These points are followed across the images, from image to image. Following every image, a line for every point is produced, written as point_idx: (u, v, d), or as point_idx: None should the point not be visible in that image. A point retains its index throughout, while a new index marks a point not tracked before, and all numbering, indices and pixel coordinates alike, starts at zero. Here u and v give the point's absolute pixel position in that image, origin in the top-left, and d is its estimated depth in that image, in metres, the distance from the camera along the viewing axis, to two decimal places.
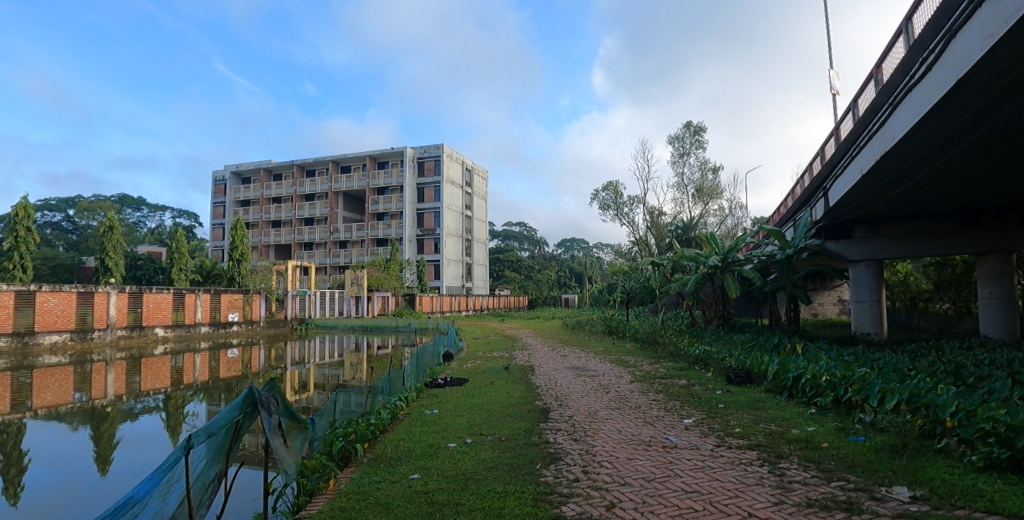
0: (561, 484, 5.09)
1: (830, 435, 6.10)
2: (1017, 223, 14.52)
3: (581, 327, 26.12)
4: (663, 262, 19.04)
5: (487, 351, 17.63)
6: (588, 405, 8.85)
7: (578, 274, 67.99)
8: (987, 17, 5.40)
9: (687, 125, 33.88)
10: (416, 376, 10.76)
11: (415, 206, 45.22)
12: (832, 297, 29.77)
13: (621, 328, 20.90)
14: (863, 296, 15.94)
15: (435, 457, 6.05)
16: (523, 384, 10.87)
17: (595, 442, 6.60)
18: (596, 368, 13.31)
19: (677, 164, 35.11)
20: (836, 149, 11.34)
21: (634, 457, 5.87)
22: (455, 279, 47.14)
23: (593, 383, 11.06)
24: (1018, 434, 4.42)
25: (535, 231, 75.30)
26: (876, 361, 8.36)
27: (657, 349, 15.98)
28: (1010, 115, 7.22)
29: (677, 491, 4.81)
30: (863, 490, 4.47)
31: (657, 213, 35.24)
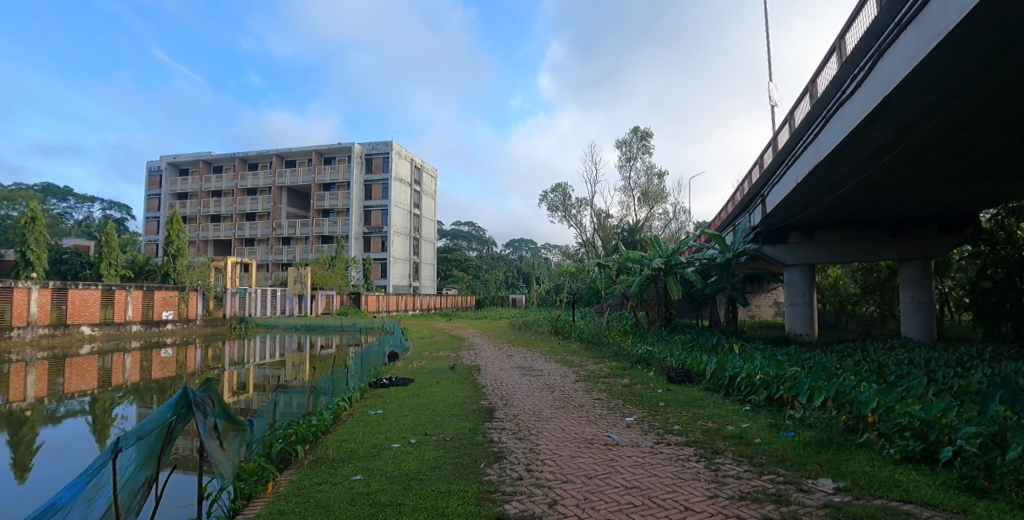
0: (505, 482, 5.06)
1: (763, 430, 6.41)
2: (935, 233, 15.74)
3: (529, 327, 26.30)
4: (609, 263, 19.52)
5: (433, 350, 17.50)
6: (533, 404, 8.91)
7: (527, 275, 68.33)
8: (911, 40, 5.85)
9: (634, 130, 34.80)
10: (361, 376, 10.46)
11: (362, 203, 44.02)
12: (768, 299, 31.44)
13: (567, 329, 21.22)
14: (797, 299, 17.08)
15: (378, 457, 5.89)
16: (469, 384, 10.77)
17: (539, 441, 6.61)
18: (543, 368, 13.39)
19: (624, 168, 36.00)
20: (774, 158, 11.99)
21: (577, 455, 5.93)
22: (402, 278, 46.29)
23: (539, 383, 11.08)
24: (930, 428, 4.76)
25: (484, 231, 75.33)
26: (807, 360, 8.85)
27: (601, 349, 16.32)
28: (931, 130, 7.81)
29: (617, 487, 4.89)
30: (791, 482, 4.71)
31: (605, 215, 36.08)
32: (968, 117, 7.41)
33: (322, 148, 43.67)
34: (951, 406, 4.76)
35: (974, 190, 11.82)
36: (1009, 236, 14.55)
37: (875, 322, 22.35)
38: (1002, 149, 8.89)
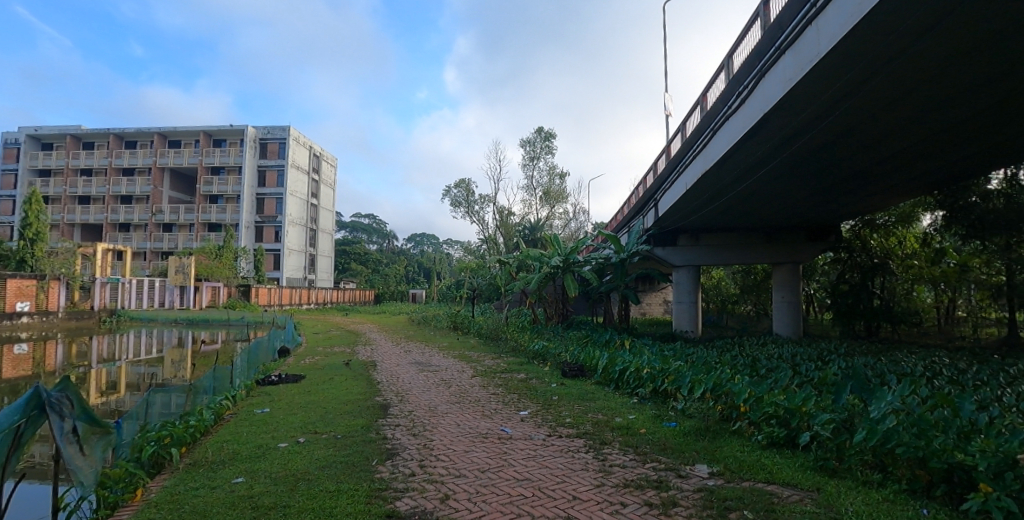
0: (397, 479, 4.86)
1: (648, 421, 6.81)
2: (804, 239, 17.51)
3: (428, 322, 25.89)
4: (510, 260, 19.80)
5: (327, 346, 16.54)
6: (429, 400, 8.73)
7: (428, 270, 67.26)
8: (788, 64, 6.55)
9: (538, 130, 35.66)
10: (247, 373, 9.55)
11: (255, 190, 40.60)
12: (658, 298, 33.86)
13: (466, 324, 21.18)
14: (684, 298, 18.53)
15: (263, 458, 5.39)
16: (364, 380, 10.30)
17: (434, 436, 6.45)
18: (441, 363, 13.20)
19: (527, 167, 36.75)
20: (668, 165, 12.87)
21: (470, 450, 5.88)
22: (297, 270, 43.28)
23: (436, 378, 10.87)
24: (792, 415, 5.30)
25: (385, 225, 73.04)
26: (689, 355, 9.57)
27: (499, 344, 16.50)
28: (800, 148, 8.80)
29: (510, 480, 4.91)
30: (671, 469, 5.03)
31: (507, 213, 36.60)
32: (829, 139, 8.42)
33: (211, 128, 39.64)
34: (810, 395, 5.29)
35: (830, 203, 13.54)
36: (865, 245, 16.64)
37: (750, 319, 24.89)
38: (854, 168, 10.22)
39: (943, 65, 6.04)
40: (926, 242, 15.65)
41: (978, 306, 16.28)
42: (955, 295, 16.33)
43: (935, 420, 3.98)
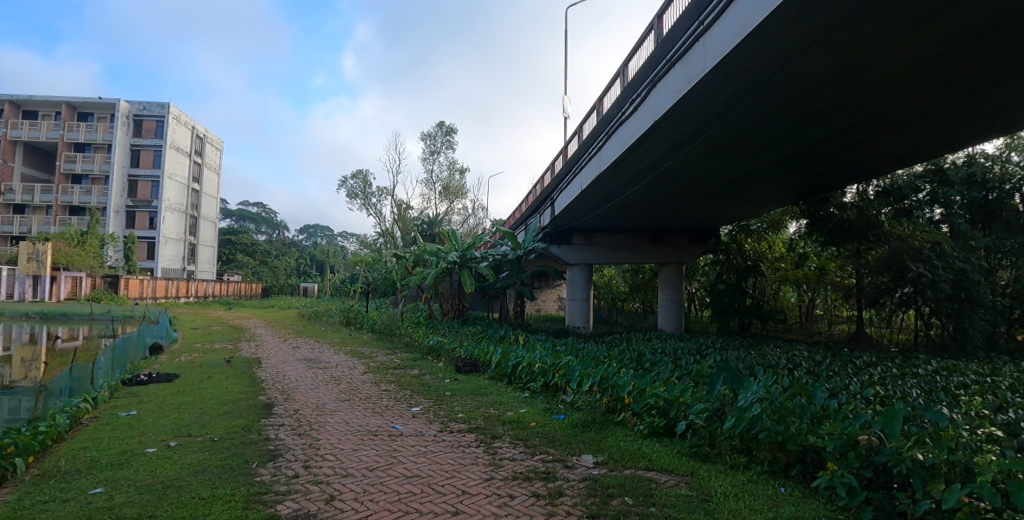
0: (279, 482, 4.48)
1: (538, 414, 6.98)
2: (687, 242, 19.08)
3: (319, 317, 24.40)
4: (406, 254, 19.28)
5: (207, 342, 14.93)
6: (317, 398, 8.20)
7: (321, 263, 63.51)
8: (677, 76, 7.08)
9: (439, 124, 35.21)
10: (111, 372, 8.26)
11: (127, 170, 35.56)
12: (553, 295, 35.10)
13: (359, 320, 20.28)
14: (576, 295, 19.23)
15: (126, 465, 4.68)
16: (247, 379, 9.41)
17: (320, 435, 6.06)
18: (331, 360, 12.46)
19: (427, 161, 36.10)
20: (565, 165, 13.32)
21: (358, 448, 5.59)
22: (176, 261, 38.37)
23: (325, 376, 10.27)
24: (671, 406, 5.72)
25: (276, 215, 67.79)
26: (579, 350, 9.98)
27: (393, 340, 16.00)
28: (684, 156, 9.56)
29: (398, 477, 4.74)
30: (558, 460, 5.18)
31: (405, 206, 35.67)
32: (709, 150, 9.25)
33: (75, 100, 34.61)
34: (687, 387, 5.75)
35: (709, 209, 14.88)
36: (740, 248, 18.30)
37: (637, 316, 26.67)
38: (730, 178, 11.30)
39: (803, 92, 6.87)
40: (792, 246, 17.94)
41: (832, 306, 19.22)
42: (814, 296, 18.59)
43: (793, 407, 4.47)
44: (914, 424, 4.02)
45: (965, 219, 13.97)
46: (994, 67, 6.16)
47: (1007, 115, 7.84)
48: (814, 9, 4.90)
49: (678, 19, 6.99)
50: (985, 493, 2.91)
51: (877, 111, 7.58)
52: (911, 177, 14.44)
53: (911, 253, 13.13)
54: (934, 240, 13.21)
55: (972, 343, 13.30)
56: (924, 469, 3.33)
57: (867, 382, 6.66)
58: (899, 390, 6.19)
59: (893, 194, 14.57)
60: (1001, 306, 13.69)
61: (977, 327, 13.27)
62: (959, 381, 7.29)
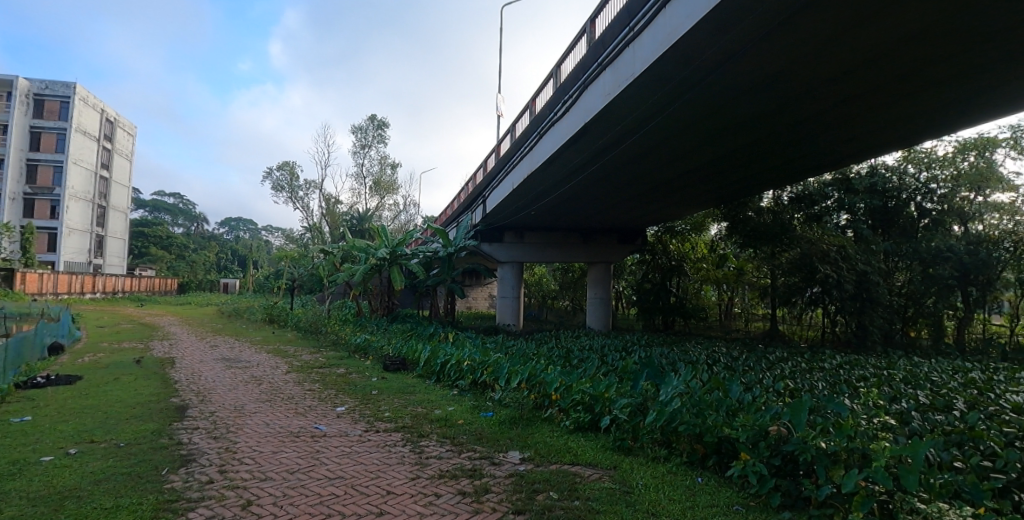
0: (191, 488, 4.13)
1: (466, 412, 6.93)
2: (615, 242, 19.75)
3: (239, 314, 22.93)
4: (334, 250, 18.53)
5: (113, 341, 13.60)
6: (236, 399, 7.66)
7: (244, 258, 59.69)
8: (608, 80, 7.28)
9: (371, 117, 34.15)
10: (3, 374, 7.27)
11: (25, 154, 31.93)
12: (484, 293, 35.14)
13: (283, 317, 19.24)
14: (507, 293, 19.33)
15: (14, 476, 4.13)
16: (159, 379, 8.65)
17: (238, 438, 5.66)
18: (252, 359, 11.73)
19: (357, 154, 34.90)
20: (497, 163, 13.34)
21: (279, 451, 5.28)
22: (81, 256, 34.68)
23: (245, 375, 9.64)
24: (596, 401, 5.87)
25: (195, 206, 63.01)
26: (508, 347, 10.04)
27: (318, 338, 15.33)
28: (613, 158, 9.86)
29: (320, 479, 4.52)
30: (485, 457, 5.17)
31: (334, 201, 34.31)
32: (636, 153, 9.60)
33: None
34: (611, 383, 5.93)
35: (636, 210, 15.49)
36: (666, 249, 19.14)
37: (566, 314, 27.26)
38: (655, 181, 11.79)
39: (722, 101, 7.30)
40: (713, 248, 18.83)
41: (749, 304, 20.13)
42: (733, 295, 19.82)
43: (711, 401, 4.72)
44: (819, 415, 4.37)
45: (867, 225, 15.51)
46: (885, 88, 6.85)
47: (897, 132, 8.74)
48: (737, 20, 5.20)
49: (610, 25, 7.19)
50: (879, 477, 3.19)
51: (788, 123, 8.21)
52: (820, 185, 15.97)
53: (819, 256, 14.32)
54: (840, 244, 14.55)
55: (871, 339, 14.50)
56: (828, 456, 3.62)
57: (779, 376, 7.17)
58: (807, 383, 6.69)
59: (805, 200, 16.03)
60: (897, 304, 15.06)
61: (876, 324, 14.46)
62: (859, 373, 8.00)
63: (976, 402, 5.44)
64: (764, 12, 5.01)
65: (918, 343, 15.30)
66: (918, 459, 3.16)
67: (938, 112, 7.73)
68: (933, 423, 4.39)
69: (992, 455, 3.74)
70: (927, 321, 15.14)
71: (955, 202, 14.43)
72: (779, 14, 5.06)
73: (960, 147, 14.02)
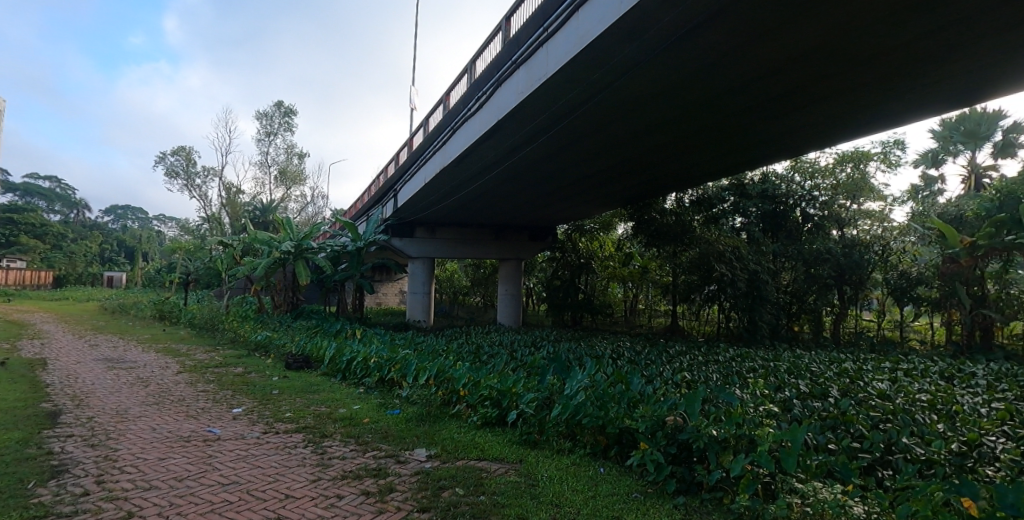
0: (61, 503, 3.63)
1: (372, 410, 6.69)
2: (526, 239, 20.12)
3: (121, 310, 20.52)
4: (234, 242, 17.15)
5: None
6: (117, 402, 6.83)
7: (132, 250, 53.54)
8: (521, 79, 7.38)
9: (277, 103, 31.89)
10: None
11: None
12: (395, 289, 34.27)
13: (174, 314, 17.48)
14: (418, 289, 18.93)
15: None
16: (23, 383, 7.50)
17: (120, 445, 5.03)
18: (137, 358, 10.53)
19: (261, 142, 32.50)
20: (410, 157, 13.03)
21: (166, 457, 4.75)
22: None
23: (129, 377, 8.61)
24: (504, 396, 5.92)
25: (74, 191, 55.24)
26: (418, 344, 9.88)
27: (214, 335, 14.10)
28: (526, 156, 9.99)
29: (212, 486, 4.14)
30: (391, 456, 5.02)
31: (235, 190, 31.78)
32: (548, 152, 9.79)
33: None
34: (519, 378, 6.00)
35: (548, 208, 15.83)
36: (575, 247, 19.88)
37: (478, 310, 27.33)
38: (567, 180, 12.11)
39: (631, 105, 7.63)
40: (619, 246, 19.60)
41: (652, 302, 21.15)
42: (638, 292, 20.83)
43: (613, 394, 4.94)
44: (712, 404, 4.73)
45: (759, 227, 16.90)
46: (774, 102, 7.51)
47: (783, 143, 9.65)
48: (644, 28, 5.48)
49: (525, 23, 7.27)
50: (763, 460, 3.52)
51: (691, 129, 8.74)
52: (718, 189, 17.25)
53: (716, 256, 15.42)
54: (734, 245, 15.70)
55: (760, 333, 15.44)
56: (718, 442, 3.91)
57: (679, 369, 7.68)
58: (703, 375, 7.22)
59: (705, 203, 17.13)
60: (784, 300, 16.41)
61: (764, 320, 15.51)
62: (748, 365, 8.77)
63: (848, 389, 6.16)
64: (668, 22, 5.33)
65: (800, 338, 16.50)
66: (796, 443, 3.52)
67: (813, 127, 8.68)
68: (811, 409, 4.91)
69: (859, 437, 4.26)
70: (809, 316, 16.65)
71: (835, 208, 16.31)
72: (684, 23, 5.38)
73: (839, 159, 16.03)
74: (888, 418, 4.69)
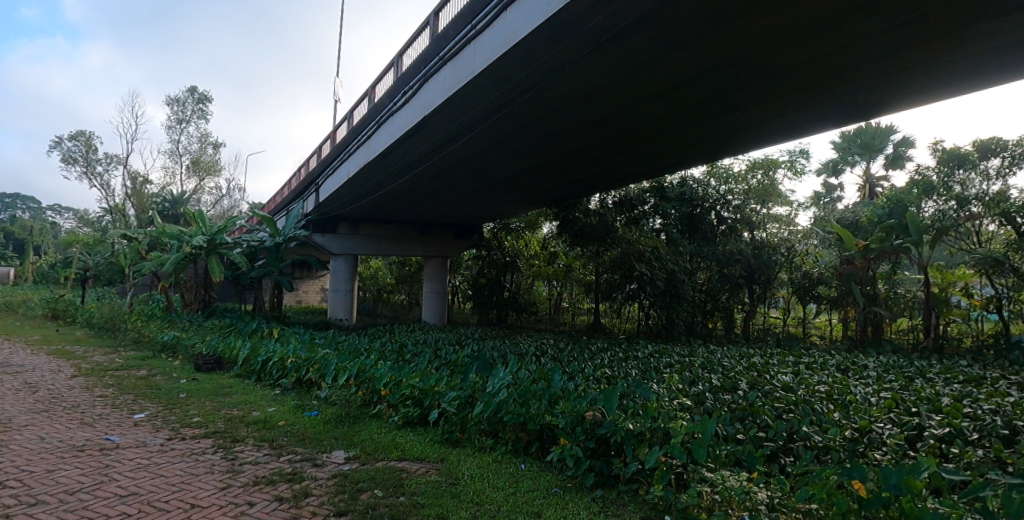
0: None
1: (287, 413, 6.32)
2: (452, 237, 19.98)
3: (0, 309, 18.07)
4: (138, 235, 15.64)
5: None
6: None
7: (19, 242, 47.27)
8: (448, 75, 7.30)
9: (189, 88, 29.35)
10: None
11: None
12: (316, 286, 32.79)
13: (70, 313, 15.67)
14: (340, 286, 18.10)
15: None
16: None
17: (0, 457, 4.41)
18: (19, 361, 9.31)
19: (171, 129, 29.82)
20: (332, 150, 12.49)
21: (54, 469, 4.23)
22: None
23: (12, 382, 7.59)
24: (426, 395, 5.82)
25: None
26: (339, 342, 9.55)
27: (115, 336, 12.78)
28: (453, 153, 9.89)
29: (107, 498, 3.73)
30: (307, 459, 4.76)
31: (141, 180, 28.97)
32: (475, 150, 9.75)
33: None
34: (441, 376, 5.91)
35: (475, 206, 15.78)
36: (500, 245, 20.11)
37: (402, 308, 26.72)
38: (494, 178, 12.13)
39: (558, 106, 7.75)
40: (545, 246, 19.57)
41: (576, 299, 21.35)
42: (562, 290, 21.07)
43: (534, 391, 5.00)
44: (629, 399, 4.93)
45: (676, 229, 17.86)
46: (692, 108, 7.93)
47: (699, 149, 10.24)
48: (570, 30, 5.60)
49: (452, 20, 7.19)
50: (675, 452, 3.70)
51: (616, 132, 9.04)
52: (639, 191, 18.12)
53: (636, 256, 16.17)
54: (653, 245, 16.53)
55: (677, 330, 16.42)
56: (635, 436, 4.06)
57: (601, 365, 7.96)
58: (624, 371, 7.52)
59: (626, 205, 18.02)
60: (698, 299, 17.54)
61: (680, 317, 16.47)
62: (665, 361, 9.25)
63: (756, 382, 6.66)
64: (593, 26, 5.48)
65: (714, 334, 17.48)
66: (706, 434, 3.74)
67: (725, 134, 9.30)
68: (722, 402, 5.26)
69: (763, 426, 4.60)
70: (721, 314, 17.71)
71: (746, 212, 17.45)
72: (609, 28, 5.54)
73: (751, 166, 17.30)
74: (790, 408, 5.11)
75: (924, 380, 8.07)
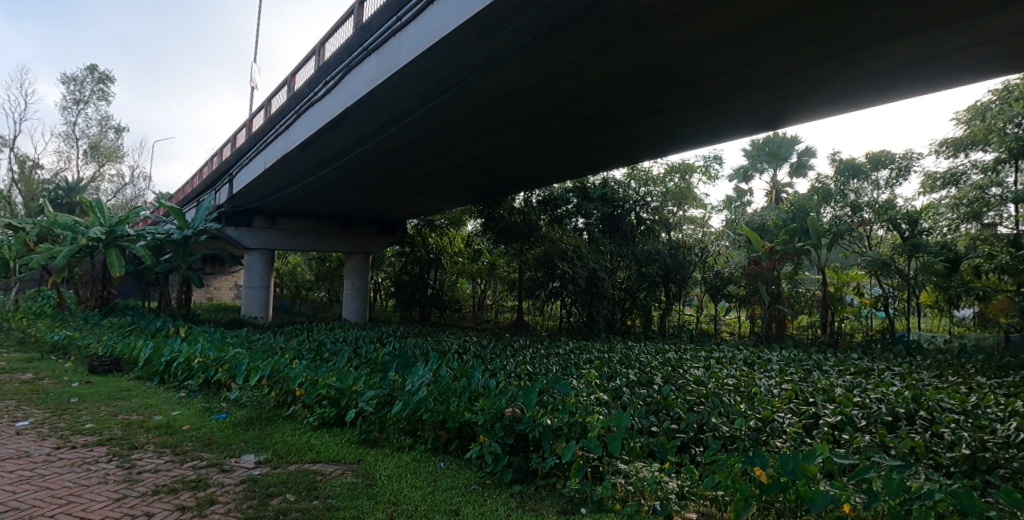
0: None
1: (193, 416, 5.84)
2: (375, 232, 19.44)
3: None
4: (25, 224, 13.91)
5: None
6: None
7: None
8: (372, 66, 7.08)
9: (90, 68, 26.38)
10: None
11: None
12: (229, 283, 30.63)
13: None
14: (255, 282, 16.97)
15: None
16: None
17: None
18: None
19: (66, 111, 26.68)
20: (247, 139, 11.72)
21: None
22: None
23: None
24: (342, 395, 5.59)
25: None
26: (251, 341, 8.96)
27: None
28: (378, 147, 9.60)
29: None
30: (213, 465, 4.42)
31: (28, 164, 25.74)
32: (402, 144, 9.53)
33: None
34: (360, 374, 5.69)
35: (400, 202, 15.44)
36: (425, 241, 19.76)
37: (322, 305, 25.57)
38: (422, 174, 11.92)
39: (486, 102, 7.74)
40: (468, 243, 19.70)
41: (498, 298, 21.32)
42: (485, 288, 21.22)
43: (455, 388, 4.95)
44: (548, 395, 5.02)
45: (598, 228, 18.48)
46: (615, 111, 8.23)
47: (621, 151, 10.66)
48: (499, 27, 5.61)
49: (377, 9, 6.98)
50: (591, 446, 3.81)
51: (543, 131, 9.18)
52: (563, 191, 18.99)
53: (559, 254, 16.46)
54: (576, 245, 16.91)
55: (597, 327, 16.89)
56: (553, 431, 4.15)
57: (524, 363, 8.07)
58: (545, 368, 7.67)
59: (550, 203, 18.74)
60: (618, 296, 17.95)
61: (600, 315, 16.94)
62: (585, 357, 9.55)
63: (671, 377, 7.05)
64: (521, 25, 5.52)
65: (632, 331, 17.98)
66: (621, 427, 3.89)
67: (645, 138, 9.74)
68: (638, 396, 5.51)
69: (675, 418, 4.88)
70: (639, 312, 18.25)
71: (664, 213, 18.49)
72: (537, 27, 5.60)
73: (670, 170, 18.29)
74: (699, 400, 5.45)
75: (820, 372, 8.92)
